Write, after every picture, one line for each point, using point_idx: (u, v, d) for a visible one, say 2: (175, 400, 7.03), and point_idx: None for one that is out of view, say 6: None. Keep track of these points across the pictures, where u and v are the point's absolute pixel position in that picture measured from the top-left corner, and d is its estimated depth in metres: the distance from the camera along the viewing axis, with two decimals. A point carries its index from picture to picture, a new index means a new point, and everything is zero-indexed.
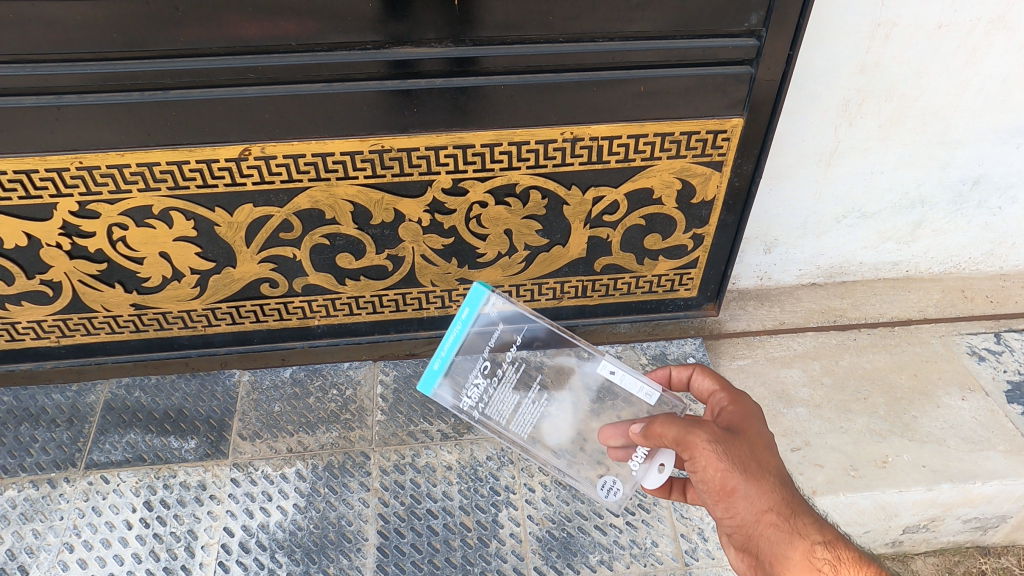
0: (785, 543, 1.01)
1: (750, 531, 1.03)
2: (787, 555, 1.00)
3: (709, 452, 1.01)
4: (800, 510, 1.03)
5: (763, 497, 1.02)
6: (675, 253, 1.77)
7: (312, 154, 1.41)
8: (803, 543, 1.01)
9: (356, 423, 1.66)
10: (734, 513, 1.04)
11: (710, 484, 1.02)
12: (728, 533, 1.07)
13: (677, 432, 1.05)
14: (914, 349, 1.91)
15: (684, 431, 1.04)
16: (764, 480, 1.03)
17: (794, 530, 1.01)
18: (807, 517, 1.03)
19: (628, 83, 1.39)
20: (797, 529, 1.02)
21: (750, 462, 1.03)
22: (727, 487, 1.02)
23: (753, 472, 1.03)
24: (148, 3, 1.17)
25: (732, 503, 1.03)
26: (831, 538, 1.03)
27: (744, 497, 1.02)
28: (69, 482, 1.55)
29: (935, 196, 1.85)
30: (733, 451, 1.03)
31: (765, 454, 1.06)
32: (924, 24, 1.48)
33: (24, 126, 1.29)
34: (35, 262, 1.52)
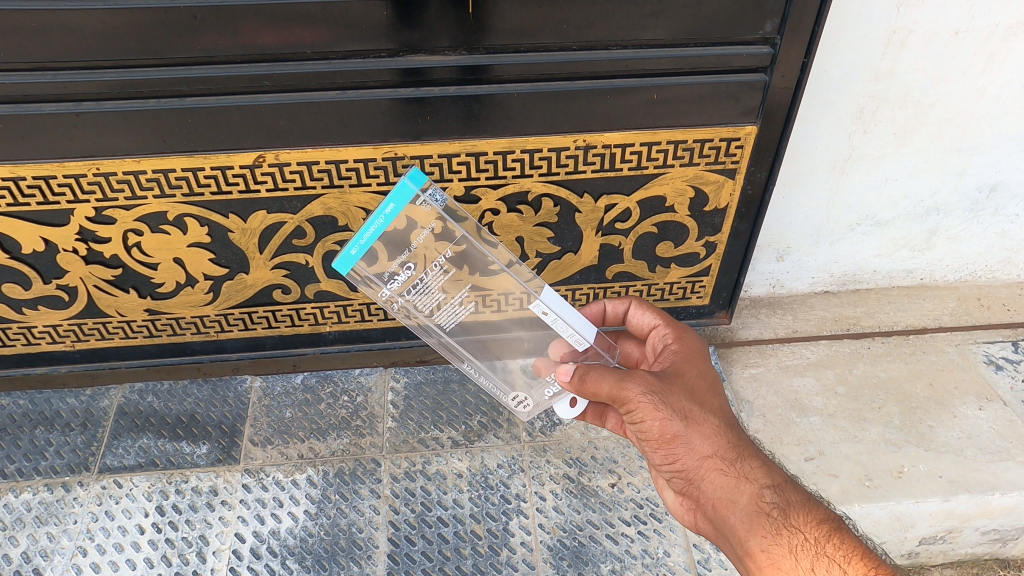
0: (729, 486, 1.09)
1: (693, 473, 1.13)
2: (727, 495, 1.09)
3: (643, 402, 1.11)
4: (739, 452, 1.11)
5: (702, 441, 1.11)
6: (687, 261, 1.76)
7: (325, 161, 1.41)
8: (743, 484, 1.09)
9: (367, 429, 1.66)
10: (676, 458, 1.14)
11: (651, 429, 1.12)
12: (673, 476, 1.17)
13: (610, 388, 1.13)
14: (929, 357, 1.89)
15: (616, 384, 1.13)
16: (701, 425, 1.12)
17: (734, 471, 1.10)
18: (748, 458, 1.11)
19: (641, 90, 1.39)
20: (740, 472, 1.10)
21: (685, 409, 1.12)
22: (668, 435, 1.12)
23: (690, 418, 1.12)
24: (166, 12, 1.18)
25: (674, 448, 1.13)
26: (779, 480, 1.09)
27: (683, 442, 1.12)
28: (83, 486, 1.55)
29: (951, 203, 1.84)
30: (670, 400, 1.12)
31: (702, 398, 1.14)
32: (940, 31, 1.47)
33: (43, 133, 1.30)
34: (51, 268, 1.54)
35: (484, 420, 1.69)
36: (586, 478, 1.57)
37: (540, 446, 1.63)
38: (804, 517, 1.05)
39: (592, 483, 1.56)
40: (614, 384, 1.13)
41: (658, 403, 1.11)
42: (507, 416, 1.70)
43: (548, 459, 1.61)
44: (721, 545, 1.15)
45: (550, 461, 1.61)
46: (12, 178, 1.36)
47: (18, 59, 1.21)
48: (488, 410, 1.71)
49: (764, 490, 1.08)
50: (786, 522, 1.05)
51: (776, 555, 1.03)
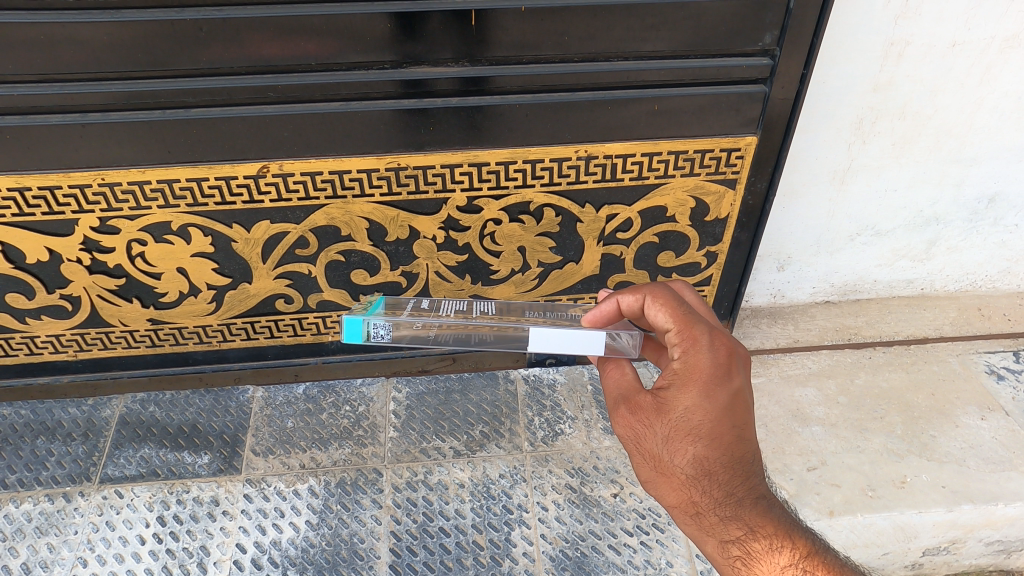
0: (695, 534, 1.08)
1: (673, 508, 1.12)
2: (696, 539, 1.08)
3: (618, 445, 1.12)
4: (712, 509, 1.04)
5: (671, 490, 1.07)
6: (688, 271, 1.77)
7: (329, 171, 1.42)
8: (709, 537, 1.05)
9: (369, 439, 1.66)
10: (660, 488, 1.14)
11: (633, 462, 1.13)
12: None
13: (611, 403, 1.16)
14: (931, 367, 1.89)
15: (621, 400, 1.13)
16: (671, 475, 1.06)
17: (704, 525, 1.05)
18: (721, 518, 1.03)
19: (642, 101, 1.40)
20: (708, 527, 1.05)
21: (659, 458, 1.06)
22: (642, 473, 1.11)
23: (660, 467, 1.07)
24: (173, 25, 1.20)
25: (652, 485, 1.12)
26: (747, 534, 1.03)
27: (656, 484, 1.10)
28: (84, 496, 1.55)
29: (950, 214, 1.85)
30: (640, 446, 1.08)
31: (678, 447, 1.04)
32: (937, 42, 1.48)
33: (49, 143, 1.31)
34: (55, 277, 1.54)
35: (486, 430, 1.68)
36: (588, 488, 1.57)
37: (542, 456, 1.63)
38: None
39: (594, 494, 1.56)
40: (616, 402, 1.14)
41: (631, 443, 1.11)
42: (509, 426, 1.70)
43: (550, 469, 1.61)
44: None
45: (552, 471, 1.60)
46: (18, 189, 1.37)
47: (25, 71, 1.22)
48: (490, 419, 1.71)
49: (730, 549, 1.04)
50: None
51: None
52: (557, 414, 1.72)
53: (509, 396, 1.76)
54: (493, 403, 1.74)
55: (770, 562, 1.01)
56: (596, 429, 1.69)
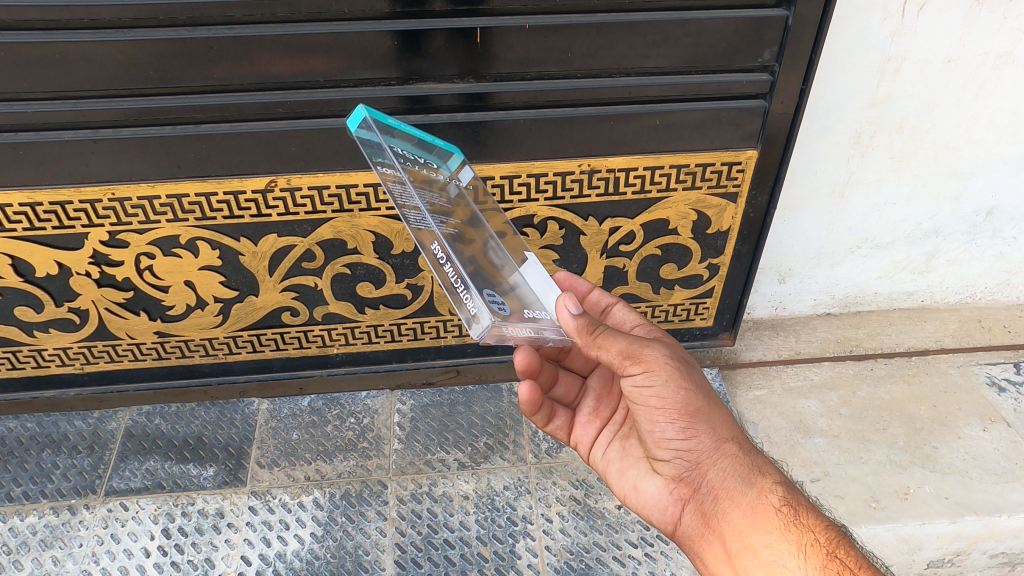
0: (742, 473, 1.09)
1: (704, 455, 1.11)
2: (737, 482, 1.09)
3: (666, 367, 1.08)
4: (750, 447, 1.14)
5: (719, 424, 1.12)
6: (691, 283, 1.78)
7: (336, 185, 1.45)
8: (754, 474, 1.10)
9: (373, 451, 1.67)
10: (687, 436, 1.10)
11: (670, 397, 1.08)
12: (673, 459, 1.13)
13: (629, 343, 1.08)
14: (932, 379, 1.90)
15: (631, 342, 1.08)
16: (719, 411, 1.13)
17: (746, 462, 1.11)
18: (759, 455, 1.13)
19: (644, 116, 1.42)
20: (752, 463, 1.11)
21: (707, 390, 1.13)
22: (687, 409, 1.09)
23: (711, 399, 1.13)
24: (185, 43, 1.22)
25: (689, 425, 1.10)
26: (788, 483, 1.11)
27: (703, 419, 1.10)
28: (89, 509, 1.55)
29: (948, 227, 1.87)
30: (694, 375, 1.11)
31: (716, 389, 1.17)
32: (933, 59, 1.51)
33: (61, 159, 1.33)
34: (64, 291, 1.56)
35: (490, 442, 1.69)
36: (592, 500, 1.57)
37: (547, 468, 1.64)
38: (818, 518, 1.06)
39: (598, 505, 1.56)
40: (633, 342, 1.09)
41: (679, 375, 1.09)
42: (513, 438, 1.70)
43: (554, 481, 1.61)
44: (707, 547, 1.11)
45: (556, 483, 1.61)
46: (29, 204, 1.39)
47: (39, 88, 1.25)
48: (494, 431, 1.72)
49: (777, 484, 1.09)
50: (796, 519, 1.04)
51: (790, 544, 1.01)
52: None
53: (513, 408, 1.77)
54: (497, 415, 1.75)
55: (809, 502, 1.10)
56: None
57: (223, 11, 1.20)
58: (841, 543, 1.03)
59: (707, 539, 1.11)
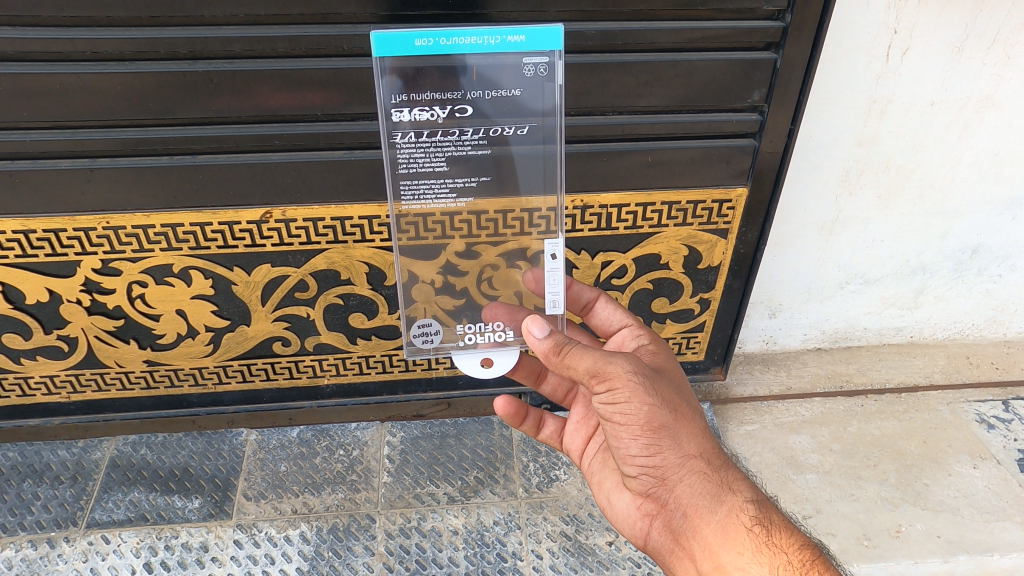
0: (711, 490, 1.05)
1: (672, 472, 1.06)
2: (704, 500, 1.04)
3: (630, 384, 1.02)
4: (721, 459, 1.08)
5: (687, 438, 1.06)
6: (682, 317, 1.79)
7: (331, 217, 1.46)
8: (722, 491, 1.05)
9: (362, 484, 1.65)
10: (654, 454, 1.05)
11: (634, 416, 1.02)
12: (640, 475, 1.08)
13: (592, 362, 1.02)
14: (922, 416, 1.90)
15: (596, 359, 1.02)
16: (689, 424, 1.07)
17: (714, 478, 1.06)
18: (729, 468, 1.08)
19: (636, 153, 1.45)
20: (720, 479, 1.06)
21: (676, 404, 1.06)
22: (654, 427, 1.03)
23: (680, 414, 1.06)
24: (185, 76, 1.24)
25: (654, 444, 1.04)
26: (762, 498, 1.07)
27: (668, 437, 1.04)
28: (69, 542, 1.52)
29: (935, 264, 1.89)
30: (660, 389, 1.05)
31: (686, 397, 1.11)
32: (917, 101, 1.55)
33: (57, 187, 1.34)
34: (53, 318, 1.55)
35: (480, 475, 1.68)
36: (583, 536, 1.56)
37: (537, 502, 1.62)
38: (789, 538, 1.02)
39: (589, 541, 1.55)
40: (596, 358, 1.02)
41: (643, 390, 1.03)
42: (504, 471, 1.69)
43: (545, 516, 1.59)
44: (677, 561, 1.09)
45: (547, 518, 1.59)
46: (23, 231, 1.39)
47: (38, 118, 1.26)
48: (484, 465, 1.70)
49: (746, 500, 1.04)
50: (767, 539, 1.01)
51: (756, 569, 0.99)
52: (552, 459, 1.72)
53: (504, 441, 1.76)
54: (488, 448, 1.74)
55: (783, 518, 1.06)
56: None
57: (225, 46, 1.22)
58: (809, 565, 0.99)
59: (678, 554, 1.09)
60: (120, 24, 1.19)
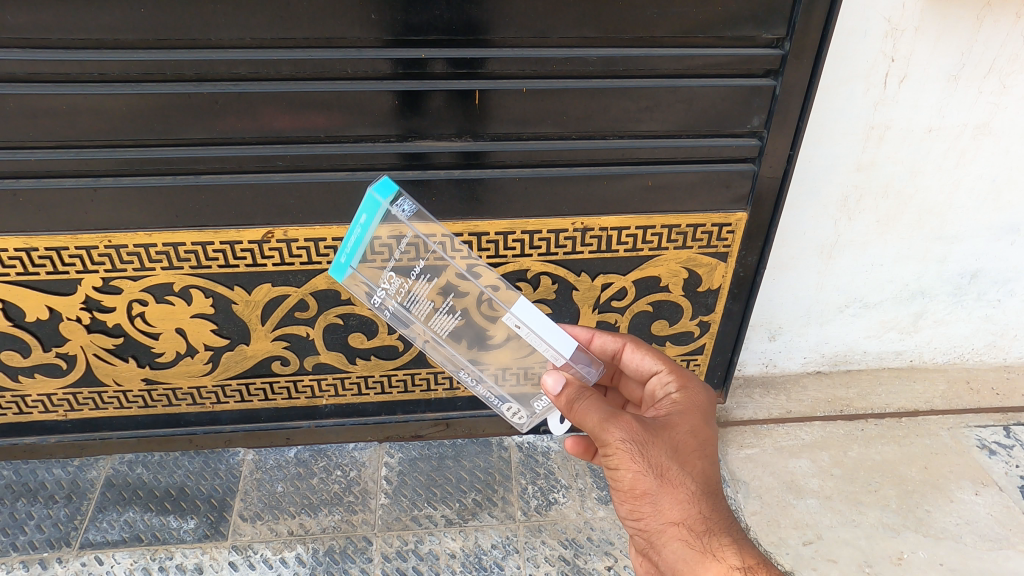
0: (695, 561, 0.99)
1: (661, 538, 1.03)
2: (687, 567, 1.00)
3: (618, 447, 1.00)
4: (717, 528, 1.02)
5: (673, 504, 1.01)
6: (682, 339, 1.79)
7: (332, 237, 1.46)
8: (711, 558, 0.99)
9: (359, 506, 1.64)
10: (641, 517, 1.04)
11: (620, 479, 1.01)
12: (632, 532, 1.08)
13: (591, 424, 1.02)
14: (922, 441, 1.90)
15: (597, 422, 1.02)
16: (677, 488, 1.01)
17: (702, 544, 1.00)
18: (722, 532, 1.01)
19: (636, 177, 1.46)
20: (706, 546, 1.00)
21: (667, 470, 1.01)
22: (640, 492, 1.01)
23: (669, 480, 1.01)
24: (189, 97, 1.25)
25: (639, 508, 1.03)
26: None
27: (650, 504, 1.02)
28: (62, 563, 1.51)
29: (935, 288, 1.90)
30: (650, 455, 1.01)
31: (689, 460, 1.04)
32: (914, 128, 1.56)
33: (60, 206, 1.35)
34: (52, 336, 1.55)
35: (478, 498, 1.66)
36: (581, 560, 1.54)
37: (536, 526, 1.61)
38: None
39: (588, 566, 1.53)
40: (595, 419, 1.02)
41: (632, 457, 1.00)
42: (502, 494, 1.68)
43: (543, 540, 1.58)
44: None
45: (545, 542, 1.57)
46: (24, 249, 1.39)
47: (43, 138, 1.27)
48: (482, 487, 1.69)
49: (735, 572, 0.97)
50: None
51: None
52: (551, 483, 1.71)
53: (502, 464, 1.76)
54: (485, 471, 1.74)
55: None
56: (590, 498, 1.67)
57: (230, 68, 1.24)
58: None
59: None
60: (127, 46, 1.20)
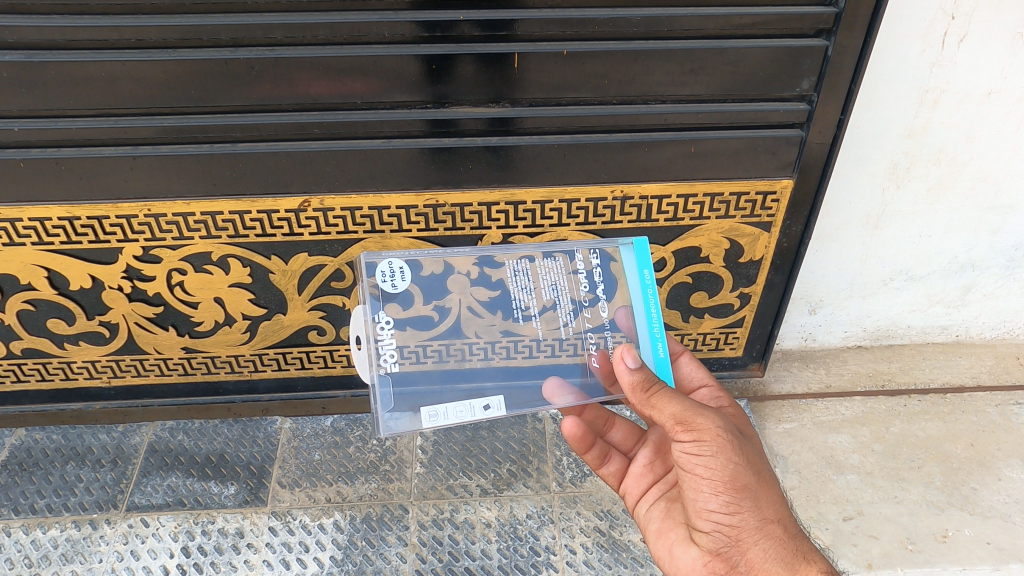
0: (778, 554, 1.12)
1: (746, 534, 1.12)
2: (778, 567, 1.11)
3: (718, 438, 1.08)
4: (795, 528, 1.15)
5: (766, 506, 1.13)
6: (721, 312, 1.76)
7: (369, 207, 1.45)
8: (797, 561, 1.12)
9: (395, 474, 1.65)
10: (738, 515, 1.11)
11: (720, 475, 1.09)
12: (714, 534, 1.15)
13: (679, 408, 1.09)
14: (969, 417, 1.85)
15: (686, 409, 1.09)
16: (766, 490, 1.14)
17: (790, 546, 1.13)
18: (802, 534, 1.15)
19: (678, 143, 1.42)
20: (795, 547, 1.13)
21: (756, 466, 1.13)
22: (736, 486, 1.10)
23: (760, 475, 1.13)
24: (227, 63, 1.24)
25: (739, 504, 1.11)
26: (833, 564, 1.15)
27: (750, 498, 1.11)
28: (110, 524, 1.55)
29: (986, 261, 1.82)
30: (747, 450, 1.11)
31: (761, 457, 1.18)
32: (973, 91, 1.49)
33: (101, 175, 1.35)
34: (96, 304, 1.57)
35: (513, 468, 1.66)
36: (617, 532, 1.53)
37: (571, 497, 1.60)
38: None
39: (623, 538, 1.52)
40: (688, 408, 1.10)
41: (729, 448, 1.09)
42: (537, 465, 1.67)
43: (578, 511, 1.57)
44: None
45: (580, 513, 1.57)
46: (68, 217, 1.40)
47: (83, 106, 1.27)
48: (517, 458, 1.69)
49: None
50: None
51: None
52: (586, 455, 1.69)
53: (537, 434, 1.74)
54: (520, 442, 1.73)
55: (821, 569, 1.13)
56: None
57: (267, 33, 1.22)
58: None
59: None
60: (163, 10, 1.19)
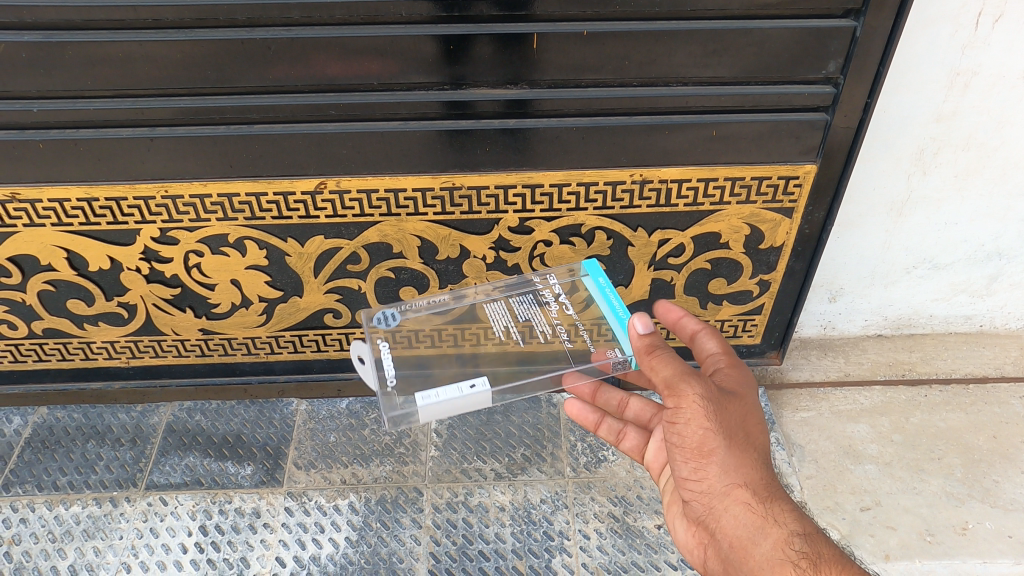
0: (752, 521, 1.04)
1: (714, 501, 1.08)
2: (748, 534, 1.04)
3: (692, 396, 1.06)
4: (775, 496, 1.06)
5: (737, 469, 1.07)
6: (740, 299, 1.73)
7: (385, 189, 1.44)
8: (769, 526, 1.03)
9: (410, 457, 1.65)
10: (704, 475, 1.09)
11: (687, 435, 1.08)
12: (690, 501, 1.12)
13: (672, 369, 1.08)
14: (992, 409, 1.81)
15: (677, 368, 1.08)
16: (743, 452, 1.08)
17: (763, 512, 1.04)
18: (779, 502, 1.06)
19: (699, 127, 1.39)
20: (769, 513, 1.04)
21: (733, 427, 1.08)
22: (703, 449, 1.07)
23: (735, 436, 1.07)
24: (243, 44, 1.23)
25: (704, 466, 1.08)
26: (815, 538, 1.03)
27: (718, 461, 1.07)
28: (130, 502, 1.57)
29: (1013, 250, 1.78)
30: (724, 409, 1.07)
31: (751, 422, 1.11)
32: (1006, 74, 1.44)
33: (118, 156, 1.35)
34: (114, 285, 1.58)
35: (527, 453, 1.66)
36: (631, 518, 1.53)
37: (585, 483, 1.60)
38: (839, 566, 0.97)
39: (638, 524, 1.52)
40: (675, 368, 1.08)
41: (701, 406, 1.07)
42: (551, 450, 1.67)
43: (592, 497, 1.57)
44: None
45: (594, 499, 1.56)
46: (86, 198, 1.41)
47: (101, 87, 1.27)
48: (531, 443, 1.69)
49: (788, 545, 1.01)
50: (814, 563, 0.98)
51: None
52: (600, 441, 1.68)
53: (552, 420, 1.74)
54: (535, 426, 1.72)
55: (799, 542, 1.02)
56: None
57: (283, 13, 1.20)
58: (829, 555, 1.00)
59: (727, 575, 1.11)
60: None
